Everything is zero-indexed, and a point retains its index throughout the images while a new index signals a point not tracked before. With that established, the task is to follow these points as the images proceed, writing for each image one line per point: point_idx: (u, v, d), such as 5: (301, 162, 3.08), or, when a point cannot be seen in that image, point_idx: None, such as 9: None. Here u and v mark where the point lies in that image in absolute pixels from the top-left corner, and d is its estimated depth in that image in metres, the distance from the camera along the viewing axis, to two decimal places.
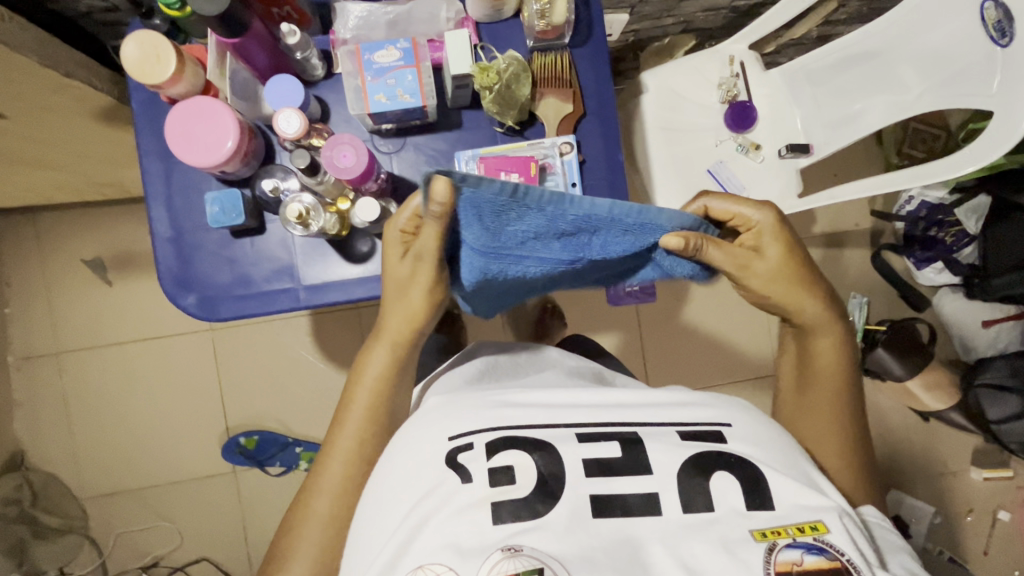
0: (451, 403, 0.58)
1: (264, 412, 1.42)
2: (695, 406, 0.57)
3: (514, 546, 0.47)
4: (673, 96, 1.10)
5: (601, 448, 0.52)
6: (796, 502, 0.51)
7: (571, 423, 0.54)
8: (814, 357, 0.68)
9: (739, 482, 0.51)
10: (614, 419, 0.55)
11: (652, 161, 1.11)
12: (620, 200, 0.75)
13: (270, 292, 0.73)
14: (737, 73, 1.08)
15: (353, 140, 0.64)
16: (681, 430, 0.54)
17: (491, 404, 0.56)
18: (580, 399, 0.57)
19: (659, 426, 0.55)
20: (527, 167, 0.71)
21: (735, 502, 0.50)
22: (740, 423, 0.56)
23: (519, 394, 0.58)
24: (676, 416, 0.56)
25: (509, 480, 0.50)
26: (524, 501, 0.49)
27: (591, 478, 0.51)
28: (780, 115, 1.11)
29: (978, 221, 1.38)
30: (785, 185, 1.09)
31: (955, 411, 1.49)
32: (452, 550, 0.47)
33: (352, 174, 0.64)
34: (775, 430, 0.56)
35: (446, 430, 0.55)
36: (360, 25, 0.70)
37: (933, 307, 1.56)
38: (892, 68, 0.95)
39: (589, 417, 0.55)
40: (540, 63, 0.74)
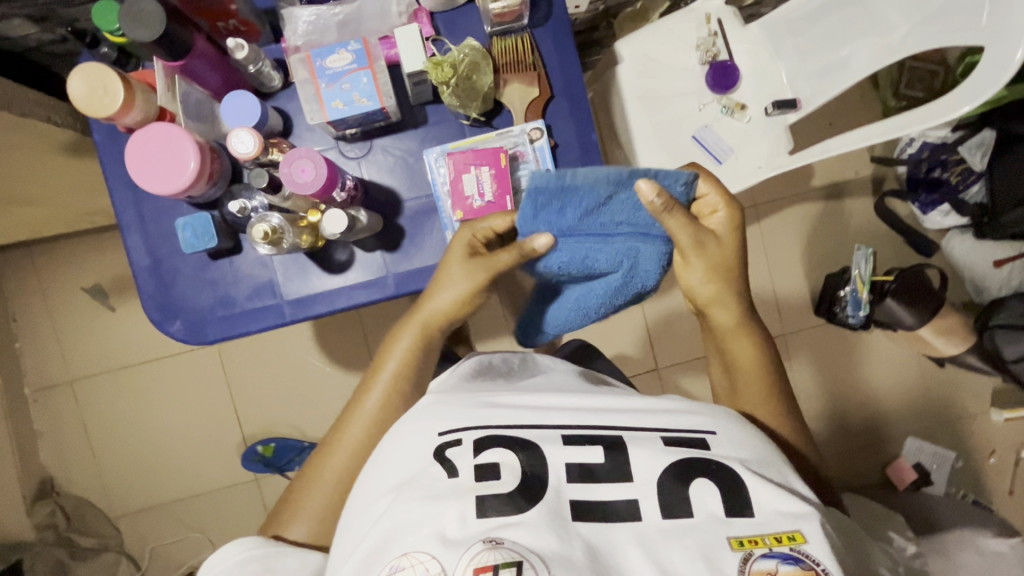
0: (444, 398, 0.58)
1: (277, 419, 1.44)
2: (683, 414, 0.56)
3: (495, 539, 0.47)
4: (651, 62, 1.05)
5: (584, 452, 0.52)
6: (775, 509, 0.50)
7: (558, 424, 0.54)
8: (735, 361, 0.70)
9: (717, 488, 0.51)
10: (597, 422, 0.55)
11: (633, 132, 1.07)
12: None
13: (252, 311, 0.73)
14: (715, 31, 1.04)
15: (310, 152, 0.62)
16: (665, 436, 0.54)
17: (479, 405, 0.56)
18: (570, 403, 0.56)
19: (643, 430, 0.54)
20: (497, 159, 0.70)
21: (713, 507, 0.50)
22: (724, 432, 0.55)
23: (510, 397, 0.57)
24: (659, 420, 0.55)
25: (495, 476, 0.51)
26: (508, 497, 0.49)
27: (572, 484, 0.51)
28: (764, 71, 1.06)
29: (984, 157, 1.34)
30: (776, 142, 1.06)
31: (973, 356, 1.47)
32: (437, 540, 0.48)
33: (315, 187, 0.62)
34: (759, 441, 0.56)
35: (437, 425, 0.54)
36: (311, 30, 0.67)
37: (942, 251, 1.52)
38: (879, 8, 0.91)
39: (578, 419, 0.55)
40: (501, 48, 0.72)
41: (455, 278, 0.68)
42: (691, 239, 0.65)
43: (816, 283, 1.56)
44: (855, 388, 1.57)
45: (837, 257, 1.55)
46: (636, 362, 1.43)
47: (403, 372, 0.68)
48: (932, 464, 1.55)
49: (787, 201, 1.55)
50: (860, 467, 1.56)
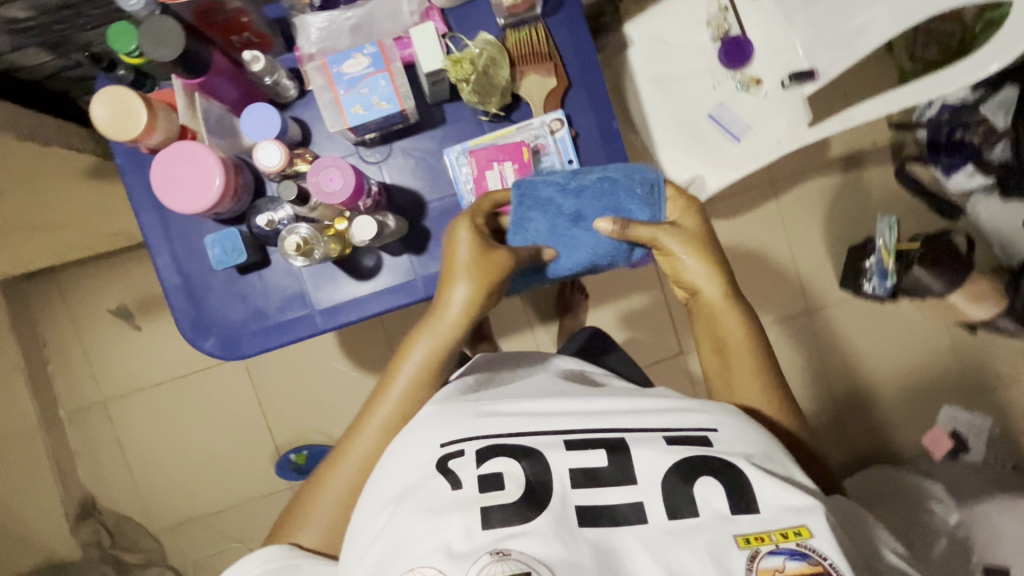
0: (446, 406, 0.58)
1: (309, 426, 1.45)
2: (678, 412, 0.55)
3: (502, 550, 0.47)
4: (662, 44, 1.03)
5: (586, 457, 0.52)
6: (781, 503, 0.50)
7: (560, 430, 0.54)
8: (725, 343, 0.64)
9: (723, 487, 0.50)
10: (599, 426, 0.54)
11: (648, 116, 1.04)
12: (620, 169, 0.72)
13: (287, 322, 0.73)
14: (726, 7, 1.02)
15: (337, 161, 0.62)
16: (667, 436, 0.53)
17: (481, 413, 0.56)
18: (569, 408, 0.56)
19: (644, 430, 0.54)
20: (519, 154, 0.71)
21: (719, 505, 0.50)
22: (726, 428, 0.55)
23: (506, 403, 0.57)
24: (660, 421, 0.55)
25: (498, 486, 0.51)
26: (513, 506, 0.49)
27: (577, 490, 0.51)
28: (778, 43, 1.04)
29: (1007, 115, 1.29)
30: (792, 117, 1.04)
31: (1004, 318, 1.45)
32: (444, 554, 0.48)
33: (342, 197, 0.62)
34: (762, 434, 0.55)
35: (438, 436, 0.55)
36: (324, 36, 0.67)
37: (966, 216, 1.48)
38: None
39: (582, 423, 0.55)
40: (515, 39, 0.70)
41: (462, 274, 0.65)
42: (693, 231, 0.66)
43: (838, 256, 1.53)
44: (883, 360, 1.55)
45: (859, 228, 1.52)
46: (663, 348, 1.42)
47: (421, 378, 0.66)
48: (968, 432, 1.52)
49: (805, 174, 1.52)
50: (895, 439, 1.54)
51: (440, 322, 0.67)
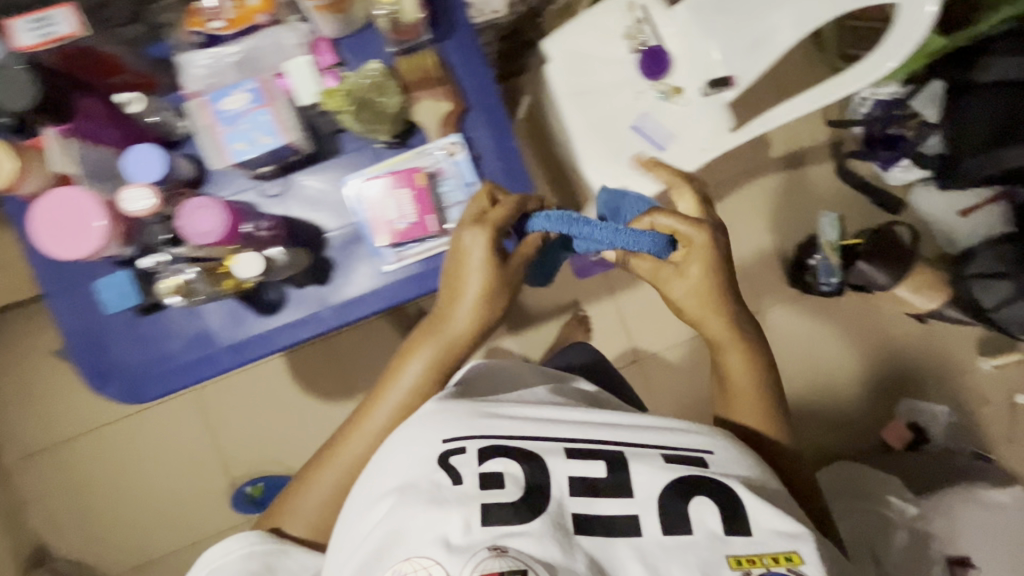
0: (448, 407, 0.63)
1: (264, 458, 1.43)
2: (679, 432, 0.61)
3: (500, 547, 0.52)
4: (580, 59, 1.03)
5: (585, 466, 0.58)
6: (772, 529, 0.56)
7: (561, 438, 0.60)
8: (729, 373, 0.72)
9: (717, 506, 0.56)
10: (602, 437, 0.60)
11: (569, 130, 1.05)
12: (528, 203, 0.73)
13: (191, 363, 0.72)
14: (641, 19, 1.03)
15: (211, 202, 0.62)
16: (665, 453, 0.59)
17: (480, 414, 0.61)
18: (575, 418, 0.62)
19: (644, 447, 0.60)
20: (413, 179, 0.69)
21: (712, 525, 0.56)
22: (720, 452, 0.60)
23: (511, 407, 0.63)
24: (658, 439, 0.61)
25: (499, 486, 0.56)
26: (516, 507, 0.55)
27: (575, 497, 0.57)
28: (697, 51, 1.05)
29: (936, 109, 1.33)
30: (714, 123, 1.05)
31: (951, 307, 1.44)
32: (442, 546, 0.53)
33: (218, 239, 0.62)
34: (756, 464, 0.62)
35: (442, 433, 0.60)
36: (209, 74, 0.67)
37: (910, 207, 1.51)
38: None
39: (581, 433, 0.61)
40: (407, 66, 0.70)
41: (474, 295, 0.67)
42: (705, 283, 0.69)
43: (787, 254, 1.54)
44: (839, 354, 1.56)
45: (805, 226, 1.53)
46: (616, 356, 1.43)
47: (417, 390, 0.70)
48: (927, 421, 1.53)
49: (748, 176, 1.54)
50: (854, 433, 1.55)
51: (449, 341, 0.70)
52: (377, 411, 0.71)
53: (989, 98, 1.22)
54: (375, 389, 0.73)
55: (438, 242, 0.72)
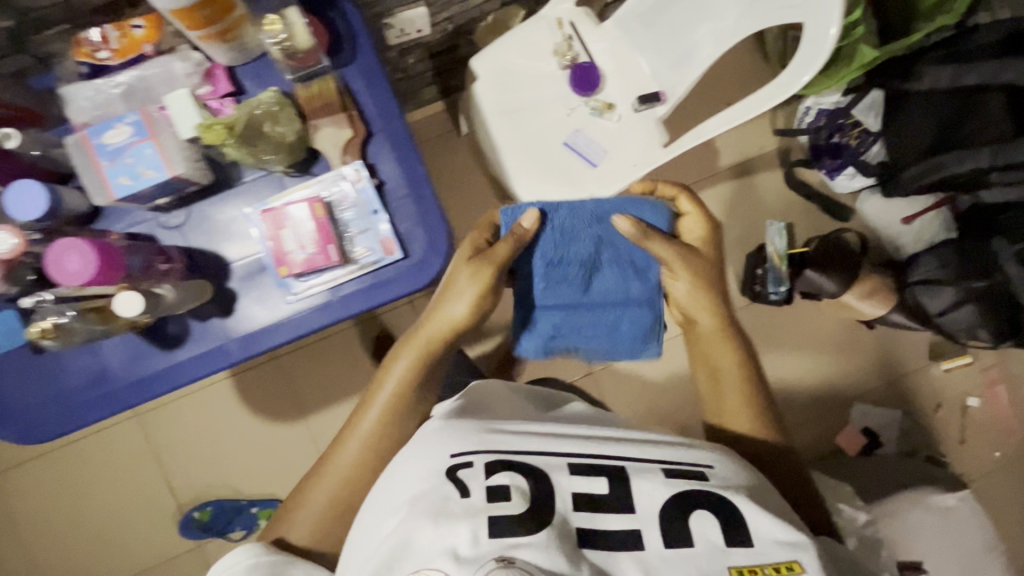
0: (456, 425, 0.64)
1: (212, 481, 1.40)
2: (680, 447, 0.63)
3: (507, 558, 0.51)
4: (509, 76, 1.02)
5: (588, 481, 0.58)
6: (775, 540, 0.56)
7: (565, 453, 0.61)
8: (719, 369, 0.75)
9: (717, 518, 0.56)
10: (605, 452, 0.61)
11: (498, 148, 1.03)
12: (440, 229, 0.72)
13: (89, 400, 0.70)
14: (570, 35, 1.03)
15: (77, 245, 0.58)
16: (666, 468, 0.60)
17: (487, 429, 0.63)
18: (579, 433, 0.64)
19: (645, 461, 0.61)
20: (313, 210, 0.68)
21: (714, 537, 0.56)
22: (720, 465, 0.62)
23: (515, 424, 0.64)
24: (659, 454, 0.62)
25: (505, 498, 0.56)
26: (520, 518, 0.54)
27: (579, 512, 0.56)
28: (627, 67, 1.05)
29: (876, 117, 1.35)
30: (646, 139, 1.04)
31: (898, 312, 1.44)
32: (449, 557, 0.53)
33: (81, 283, 0.58)
34: (757, 478, 0.63)
35: (449, 448, 0.61)
36: (95, 106, 0.65)
37: (857, 213, 1.52)
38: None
39: (583, 448, 0.61)
40: (307, 93, 0.69)
41: (458, 289, 0.72)
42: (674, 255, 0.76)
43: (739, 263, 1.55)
44: (793, 361, 1.57)
45: (755, 234, 1.54)
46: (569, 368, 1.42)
47: (401, 393, 0.71)
48: (880, 427, 1.54)
49: (698, 186, 1.54)
50: (809, 440, 1.55)
51: (430, 341, 0.73)
52: (366, 419, 0.71)
53: (929, 106, 1.23)
54: (364, 398, 0.74)
55: (343, 272, 0.71)
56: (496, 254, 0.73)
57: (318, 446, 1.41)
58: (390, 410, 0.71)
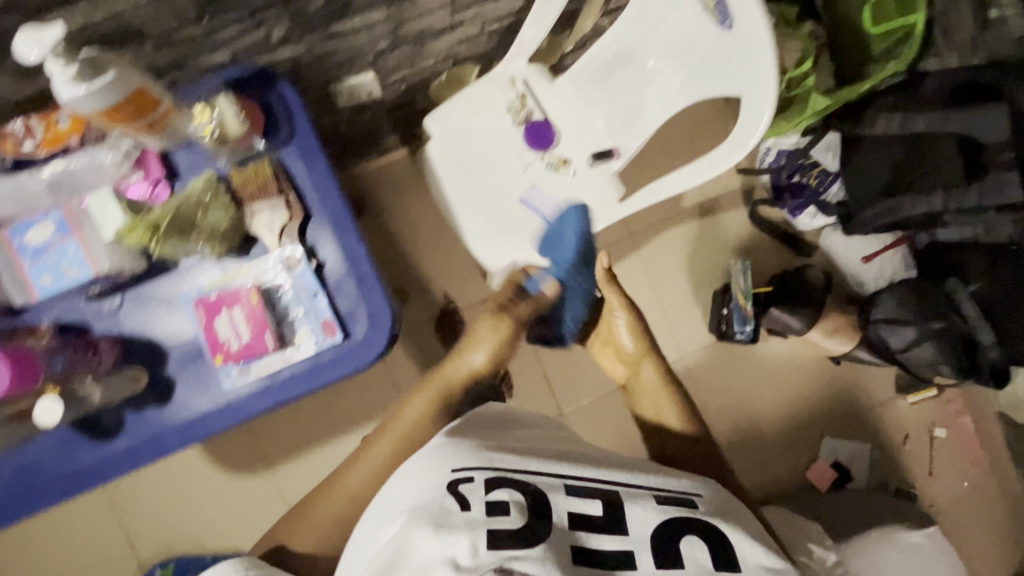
0: (459, 443, 0.68)
1: (173, 537, 1.37)
2: (664, 480, 0.69)
3: (506, 568, 0.55)
4: (463, 135, 1.03)
5: (583, 503, 0.63)
6: (754, 564, 0.62)
7: (562, 476, 0.65)
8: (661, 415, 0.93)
9: (703, 543, 0.62)
10: (599, 478, 0.66)
11: (453, 207, 1.04)
12: (384, 311, 0.72)
13: (23, 494, 0.69)
14: (524, 93, 1.02)
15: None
16: (657, 496, 0.66)
17: (489, 449, 0.68)
18: (578, 460, 0.69)
19: (639, 488, 0.66)
20: (247, 299, 0.68)
21: (702, 558, 0.61)
22: (703, 498, 0.68)
23: (516, 445, 0.69)
24: (651, 483, 0.67)
25: (504, 513, 0.60)
26: (517, 532, 0.58)
27: (574, 530, 0.60)
28: (582, 123, 1.04)
29: (835, 158, 1.37)
30: (602, 195, 1.04)
31: (862, 349, 1.45)
32: (451, 565, 0.57)
33: None
34: (735, 505, 0.70)
35: (452, 463, 0.65)
36: (16, 201, 0.65)
37: (821, 249, 1.53)
38: (648, 63, 0.91)
39: (580, 473, 0.66)
40: (241, 176, 0.68)
41: (478, 341, 0.91)
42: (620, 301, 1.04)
43: (706, 300, 1.55)
44: (762, 396, 1.57)
45: (721, 271, 1.55)
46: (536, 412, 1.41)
47: (415, 425, 0.84)
48: (850, 460, 1.55)
49: (663, 225, 1.55)
50: (780, 475, 1.55)
51: (448, 381, 0.88)
52: (381, 445, 0.84)
53: (883, 152, 1.25)
54: (382, 425, 0.87)
55: (283, 355, 0.70)
56: (518, 312, 0.94)
57: (284, 498, 1.39)
58: (400, 439, 0.84)
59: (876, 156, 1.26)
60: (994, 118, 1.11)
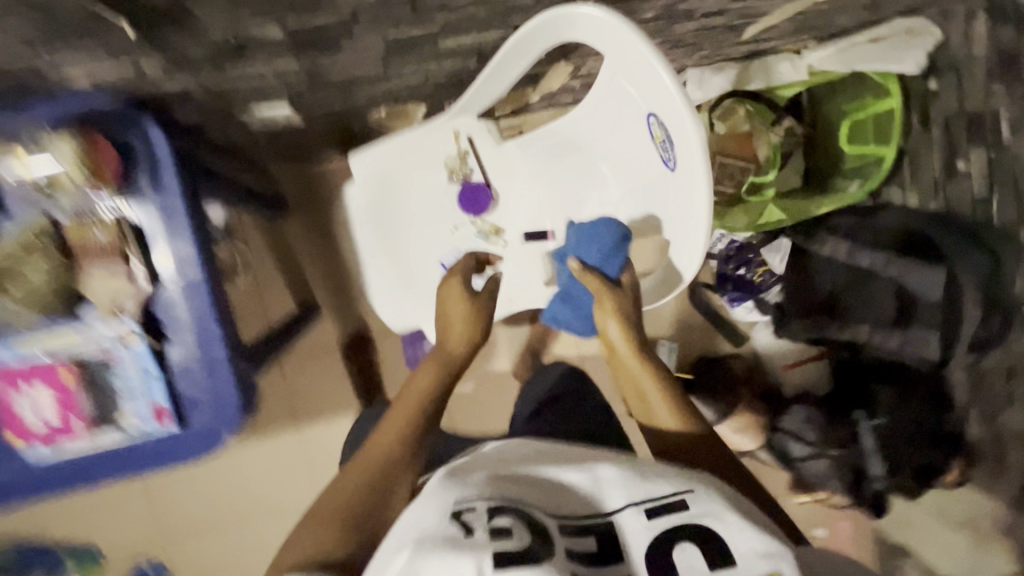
0: (451, 475, 0.58)
1: (26, 519, 1.33)
2: (659, 479, 0.57)
3: None
4: (390, 183, 0.93)
5: (580, 537, 0.54)
6: (756, 553, 0.52)
7: (553, 504, 0.56)
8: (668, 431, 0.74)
9: (700, 548, 0.53)
10: (594, 495, 0.57)
11: (363, 257, 0.95)
12: (227, 407, 0.66)
13: None
14: (465, 150, 0.93)
15: None
16: (646, 503, 0.55)
17: (483, 474, 0.58)
18: (577, 472, 0.58)
19: (636, 497, 0.56)
20: (54, 377, 0.63)
21: (699, 566, 0.52)
22: (700, 487, 0.57)
23: (509, 464, 0.60)
24: (641, 485, 0.56)
25: (507, 536, 0.51)
26: (520, 560, 0.50)
27: (580, 564, 0.52)
28: (523, 195, 0.95)
29: (781, 261, 1.29)
30: (530, 274, 0.96)
31: (764, 451, 1.42)
32: None
33: None
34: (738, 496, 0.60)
35: (451, 493, 0.55)
36: None
37: (750, 340, 1.48)
38: (595, 163, 0.87)
39: (576, 496, 0.57)
40: (76, 231, 0.61)
41: (460, 321, 0.86)
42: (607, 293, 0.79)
43: None
44: None
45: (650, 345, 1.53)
46: None
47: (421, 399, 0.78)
48: None
49: None
50: None
51: (448, 359, 0.84)
52: (394, 424, 0.75)
53: (824, 274, 1.22)
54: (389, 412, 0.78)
55: (97, 438, 0.65)
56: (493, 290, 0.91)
57: (152, 501, 1.36)
58: (411, 418, 0.75)
59: (823, 268, 1.22)
60: (932, 278, 1.08)
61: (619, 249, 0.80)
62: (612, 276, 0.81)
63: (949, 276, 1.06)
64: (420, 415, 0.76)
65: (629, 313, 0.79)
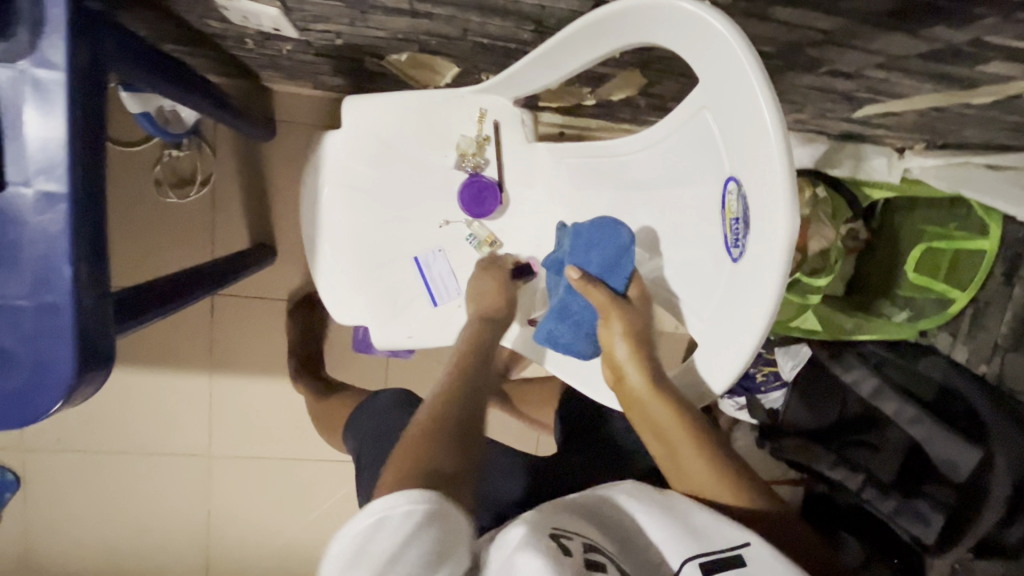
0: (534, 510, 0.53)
1: None
2: (716, 529, 0.51)
3: None
4: (387, 145, 0.76)
5: None
6: None
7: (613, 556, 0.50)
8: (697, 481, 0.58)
9: None
10: (659, 552, 0.52)
11: (328, 221, 0.77)
12: (46, 380, 0.48)
13: None
14: (487, 136, 0.75)
15: None
16: (703, 559, 0.49)
17: (546, 513, 0.52)
18: (638, 531, 0.54)
19: (699, 550, 0.49)
20: None
21: None
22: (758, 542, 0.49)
23: (567, 507, 0.55)
24: (697, 538, 0.50)
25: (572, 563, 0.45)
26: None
27: None
28: (537, 211, 0.78)
29: (793, 368, 1.09)
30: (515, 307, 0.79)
31: None
32: None
33: None
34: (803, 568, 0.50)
35: (520, 522, 0.50)
36: None
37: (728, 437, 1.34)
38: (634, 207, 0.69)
39: (638, 557, 0.52)
40: None
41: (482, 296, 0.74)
42: (614, 305, 0.62)
43: None
44: None
45: None
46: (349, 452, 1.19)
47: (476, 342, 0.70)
48: None
49: None
50: None
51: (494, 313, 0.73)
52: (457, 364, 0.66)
53: (834, 401, 1.07)
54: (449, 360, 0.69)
55: None
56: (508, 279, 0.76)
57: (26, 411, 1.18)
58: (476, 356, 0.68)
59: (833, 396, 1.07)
60: (961, 458, 0.90)
61: (626, 258, 0.64)
62: (619, 289, 0.64)
63: (983, 463, 0.88)
64: (482, 352, 0.69)
65: (640, 331, 0.62)
